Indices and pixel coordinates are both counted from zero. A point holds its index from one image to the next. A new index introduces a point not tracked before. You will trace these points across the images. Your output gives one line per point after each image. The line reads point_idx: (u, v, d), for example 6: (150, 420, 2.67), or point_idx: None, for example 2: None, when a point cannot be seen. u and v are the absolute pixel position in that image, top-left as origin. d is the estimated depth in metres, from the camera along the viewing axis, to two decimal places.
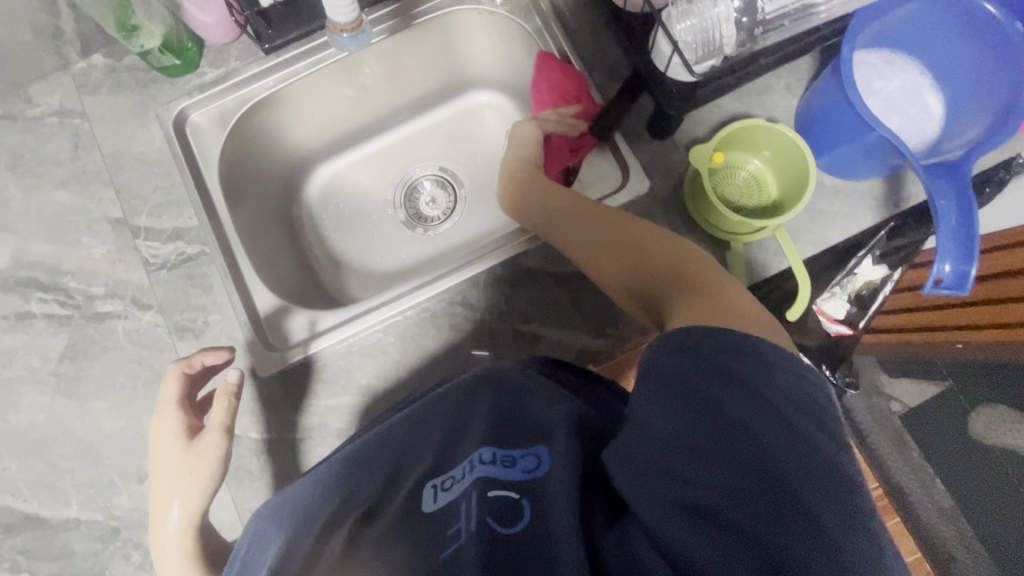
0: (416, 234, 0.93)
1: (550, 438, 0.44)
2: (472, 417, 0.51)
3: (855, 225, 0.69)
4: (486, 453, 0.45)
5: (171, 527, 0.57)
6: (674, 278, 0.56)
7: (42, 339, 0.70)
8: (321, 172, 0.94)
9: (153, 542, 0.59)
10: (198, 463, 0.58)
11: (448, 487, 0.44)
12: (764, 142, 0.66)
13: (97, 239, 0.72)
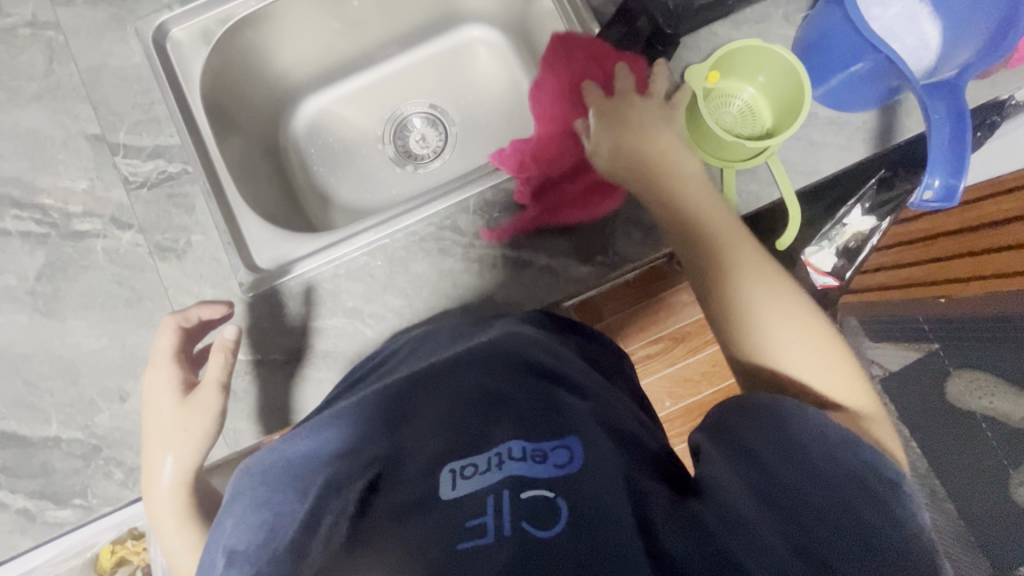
0: (406, 172, 0.91)
1: (578, 431, 0.42)
2: (487, 383, 0.47)
3: (848, 157, 0.68)
4: (516, 447, 0.39)
5: (166, 486, 0.58)
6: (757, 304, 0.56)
7: (18, 256, 0.68)
8: (309, 105, 0.91)
9: (148, 501, 0.59)
10: (194, 419, 0.58)
11: (470, 475, 0.38)
12: (759, 67, 0.65)
13: (74, 156, 0.70)
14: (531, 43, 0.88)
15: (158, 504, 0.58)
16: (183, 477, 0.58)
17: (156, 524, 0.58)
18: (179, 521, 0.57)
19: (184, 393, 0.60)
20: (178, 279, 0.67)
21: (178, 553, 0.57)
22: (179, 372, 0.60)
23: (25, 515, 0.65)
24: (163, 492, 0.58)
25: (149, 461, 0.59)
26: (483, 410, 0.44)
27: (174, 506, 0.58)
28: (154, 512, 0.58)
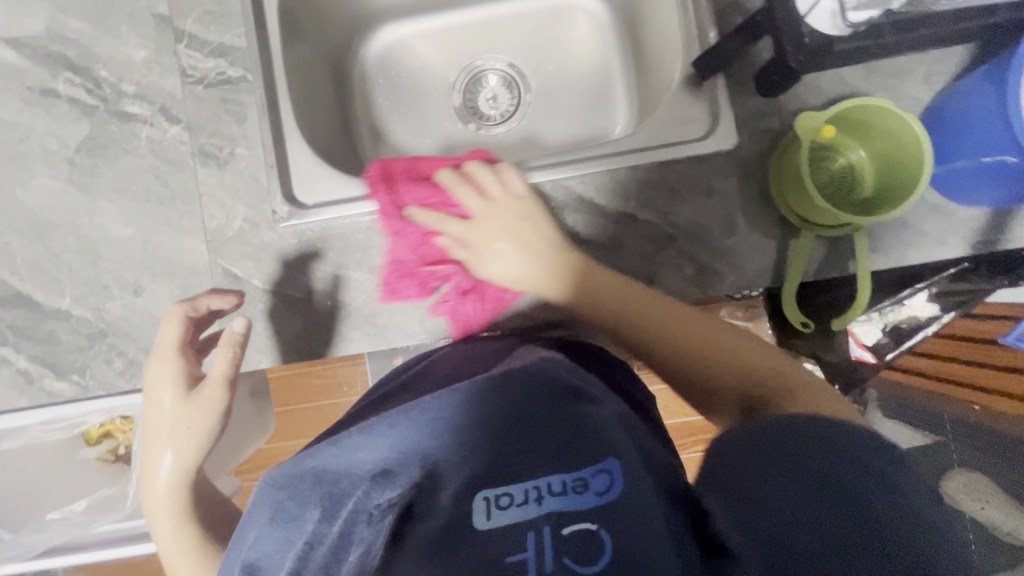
0: (467, 129, 0.86)
1: (619, 454, 0.37)
2: (537, 423, 0.40)
3: (941, 253, 0.62)
4: (555, 481, 0.36)
5: (166, 486, 0.56)
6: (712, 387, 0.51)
7: (63, 122, 0.66)
8: (387, 33, 0.86)
9: (149, 497, 0.57)
10: (200, 420, 0.56)
11: (505, 506, 0.36)
12: (879, 131, 0.58)
13: (137, 31, 0.66)
14: (637, 28, 0.81)
15: (156, 504, 0.56)
16: (181, 479, 0.56)
17: (156, 523, 0.57)
18: (176, 523, 0.56)
19: (188, 388, 0.57)
20: (215, 188, 0.65)
21: (175, 554, 0.56)
22: (184, 366, 0.57)
23: (25, 377, 0.66)
24: (164, 491, 0.56)
25: (147, 459, 0.57)
26: (526, 446, 0.39)
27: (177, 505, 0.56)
28: (156, 511, 0.56)
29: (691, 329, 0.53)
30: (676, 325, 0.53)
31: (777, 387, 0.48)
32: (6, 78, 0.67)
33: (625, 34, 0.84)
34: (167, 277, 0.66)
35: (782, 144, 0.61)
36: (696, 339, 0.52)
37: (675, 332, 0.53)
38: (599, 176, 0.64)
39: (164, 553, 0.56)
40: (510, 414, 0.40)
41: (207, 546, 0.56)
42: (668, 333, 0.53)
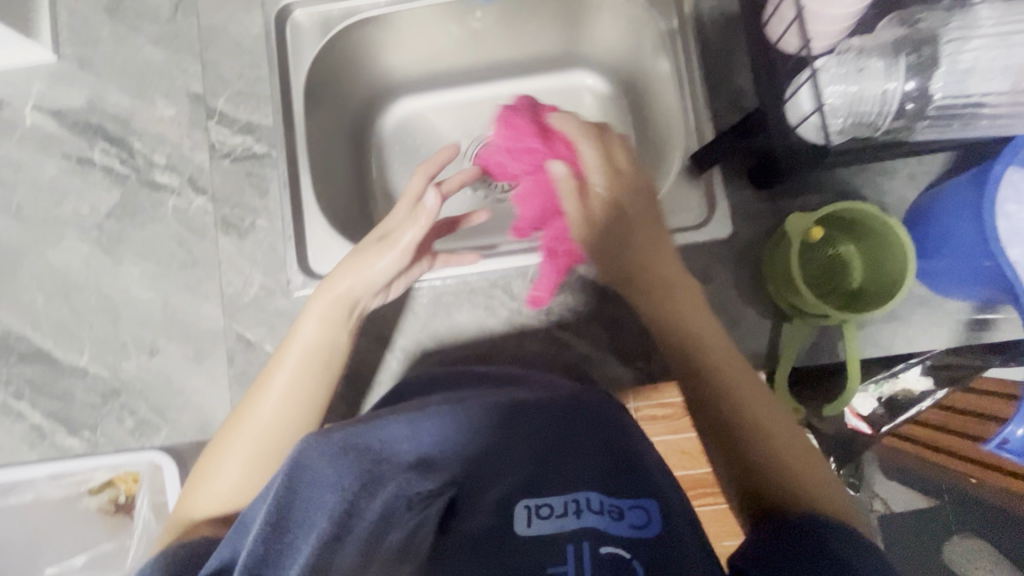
0: (475, 197, 0.85)
1: (656, 495, 0.44)
2: (572, 459, 0.48)
3: (929, 342, 0.64)
4: (594, 499, 0.43)
5: (319, 339, 0.58)
6: (743, 429, 0.50)
7: (95, 189, 0.71)
8: (403, 104, 0.85)
9: (316, 305, 0.59)
10: (333, 346, 0.59)
11: (545, 516, 0.43)
12: (864, 229, 0.61)
13: (171, 107, 0.71)
14: (642, 102, 0.79)
15: (325, 297, 0.59)
16: (321, 368, 0.58)
17: (285, 355, 0.58)
18: (325, 319, 0.58)
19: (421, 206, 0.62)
20: (234, 256, 0.69)
21: (280, 401, 0.55)
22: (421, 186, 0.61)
23: (38, 431, 0.68)
24: (341, 287, 0.59)
25: (354, 256, 0.60)
26: (561, 453, 0.48)
27: (308, 371, 0.57)
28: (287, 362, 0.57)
29: (737, 372, 0.52)
30: (719, 358, 0.53)
31: (793, 460, 0.48)
32: (46, 146, 0.71)
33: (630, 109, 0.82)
34: (182, 338, 0.68)
35: (775, 237, 0.63)
36: (733, 376, 0.52)
37: (711, 359, 0.53)
38: None
39: (273, 379, 0.57)
40: (561, 434, 0.50)
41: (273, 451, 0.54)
42: (719, 360, 0.53)
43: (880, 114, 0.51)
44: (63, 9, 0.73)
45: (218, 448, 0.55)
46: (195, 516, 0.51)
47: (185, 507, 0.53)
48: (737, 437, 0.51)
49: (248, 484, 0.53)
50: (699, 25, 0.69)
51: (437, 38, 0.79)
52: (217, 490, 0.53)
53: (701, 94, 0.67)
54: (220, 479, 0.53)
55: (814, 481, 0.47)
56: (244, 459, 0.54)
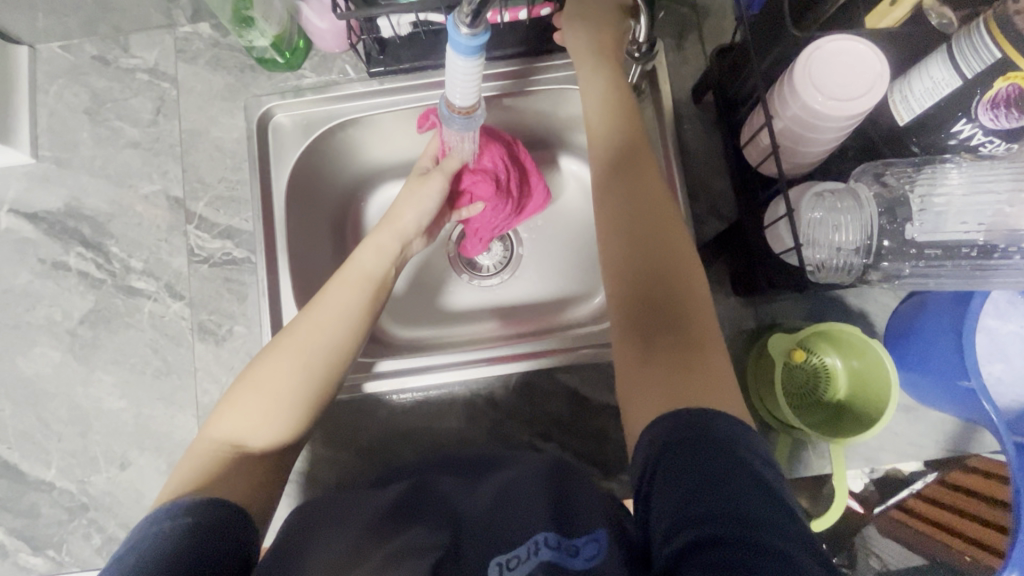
0: (461, 281, 0.82)
1: (606, 523, 0.45)
2: (524, 498, 0.49)
3: (913, 452, 0.64)
4: (551, 536, 0.44)
5: (368, 271, 0.61)
6: (657, 316, 0.47)
7: (70, 295, 0.69)
8: (382, 191, 0.80)
9: (378, 235, 0.63)
10: (380, 278, 0.61)
11: (514, 565, 0.44)
12: (851, 347, 0.59)
13: (151, 210, 0.71)
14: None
15: (348, 271, 0.61)
16: (373, 291, 0.60)
17: (322, 300, 0.58)
18: (335, 295, 0.58)
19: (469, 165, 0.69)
20: (210, 364, 0.67)
21: (317, 333, 0.56)
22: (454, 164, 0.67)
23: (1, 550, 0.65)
24: (399, 223, 0.64)
25: (397, 204, 0.66)
26: (518, 498, 0.49)
27: (355, 286, 0.59)
28: (321, 304, 0.57)
29: (680, 263, 0.49)
30: (658, 247, 0.50)
31: (694, 346, 0.45)
32: (20, 250, 0.70)
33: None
34: (155, 450, 0.66)
35: (757, 350, 0.63)
36: (682, 274, 0.49)
37: (650, 246, 0.50)
38: (582, 368, 0.67)
39: (307, 320, 0.56)
40: (520, 483, 0.51)
41: (285, 390, 0.53)
42: (653, 244, 0.50)
43: (852, 262, 0.49)
44: (44, 111, 0.73)
45: (242, 389, 0.53)
46: (221, 440, 0.51)
47: (207, 432, 0.52)
48: (658, 316, 0.47)
49: (268, 422, 0.53)
50: (682, 131, 0.69)
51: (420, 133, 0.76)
52: (239, 425, 0.52)
53: (686, 202, 0.66)
54: (230, 419, 0.52)
55: (711, 377, 0.43)
56: (258, 400, 0.53)
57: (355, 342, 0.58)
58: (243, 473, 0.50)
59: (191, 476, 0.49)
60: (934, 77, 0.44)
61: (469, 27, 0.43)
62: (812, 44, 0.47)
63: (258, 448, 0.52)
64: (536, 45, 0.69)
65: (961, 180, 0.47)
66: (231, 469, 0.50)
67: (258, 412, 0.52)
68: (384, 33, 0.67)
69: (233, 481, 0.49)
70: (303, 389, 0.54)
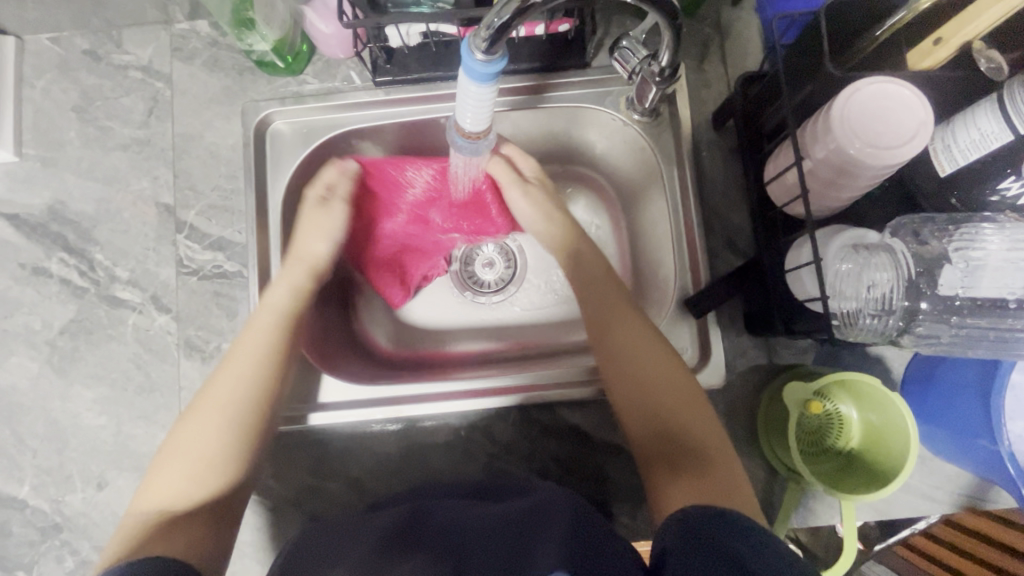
0: (464, 300, 0.78)
1: None
2: (541, 532, 0.46)
3: (927, 506, 0.61)
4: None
5: (273, 310, 0.59)
6: (655, 430, 0.53)
7: (50, 303, 0.66)
8: None
9: (287, 273, 0.62)
10: (291, 315, 0.60)
11: None
12: (871, 400, 0.56)
13: (140, 217, 0.67)
14: (639, 221, 0.72)
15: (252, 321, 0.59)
16: (285, 330, 0.58)
17: (230, 358, 0.56)
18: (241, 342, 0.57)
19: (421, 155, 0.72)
20: (195, 383, 0.64)
21: (226, 393, 0.54)
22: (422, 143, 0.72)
23: None
24: (304, 262, 0.64)
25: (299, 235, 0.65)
26: (528, 540, 0.45)
27: (263, 327, 0.58)
28: (226, 366, 0.56)
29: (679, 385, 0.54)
30: (647, 369, 0.55)
31: (704, 461, 0.50)
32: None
33: (627, 224, 0.75)
34: (134, 472, 0.63)
35: (772, 397, 0.60)
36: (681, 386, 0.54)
37: (647, 380, 0.55)
38: (587, 403, 0.64)
39: (216, 381, 0.55)
40: (535, 531, 0.46)
41: (198, 452, 0.51)
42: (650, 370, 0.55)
43: (886, 324, 0.46)
44: (29, 106, 0.69)
45: (164, 459, 0.52)
46: (152, 509, 0.49)
47: (138, 503, 0.50)
48: (667, 444, 0.52)
49: (195, 484, 0.50)
50: (700, 158, 0.66)
51: (427, 144, 0.73)
52: (168, 489, 0.50)
53: (700, 232, 0.63)
54: (157, 490, 0.50)
55: (720, 483, 0.48)
56: (178, 466, 0.51)
57: (259, 379, 0.56)
58: (186, 533, 0.48)
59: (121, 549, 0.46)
60: (982, 130, 0.42)
61: (484, 53, 0.40)
62: (851, 85, 0.44)
63: (188, 507, 0.49)
64: (553, 61, 0.65)
65: (1002, 245, 0.44)
66: (165, 531, 0.47)
67: (181, 476, 0.50)
68: (392, 42, 0.63)
69: (165, 542, 0.46)
70: (218, 451, 0.52)
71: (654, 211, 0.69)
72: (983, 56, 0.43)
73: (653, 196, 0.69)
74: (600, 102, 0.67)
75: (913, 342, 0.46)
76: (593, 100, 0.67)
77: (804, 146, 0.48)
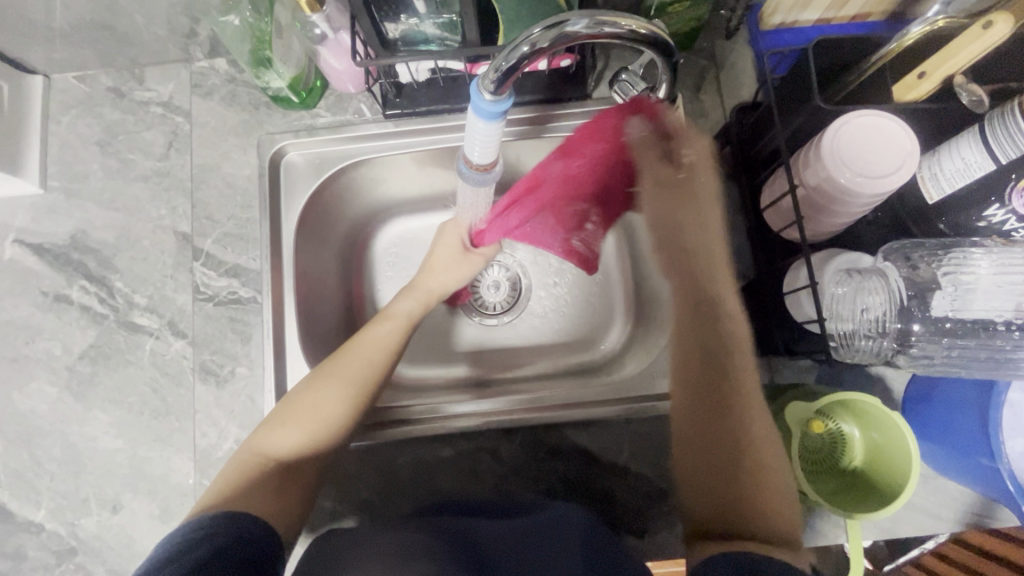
0: (471, 322, 0.80)
1: None
2: (557, 540, 0.48)
3: (932, 525, 0.62)
4: None
5: (407, 313, 0.65)
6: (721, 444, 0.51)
7: (70, 329, 0.68)
8: (396, 226, 0.80)
9: (410, 289, 0.68)
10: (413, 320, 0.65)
11: None
12: (871, 420, 0.57)
13: (158, 245, 0.70)
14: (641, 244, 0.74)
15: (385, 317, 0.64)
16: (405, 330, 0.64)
17: (362, 337, 0.61)
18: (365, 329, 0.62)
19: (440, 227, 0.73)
20: (209, 406, 0.65)
21: (355, 368, 0.58)
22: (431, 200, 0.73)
23: None
24: (427, 289, 0.69)
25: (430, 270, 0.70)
26: (543, 555, 0.47)
27: (400, 328, 0.63)
28: (359, 341, 0.61)
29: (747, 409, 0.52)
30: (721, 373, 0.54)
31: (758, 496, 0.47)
32: (23, 282, 0.69)
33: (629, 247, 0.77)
34: (149, 494, 0.64)
35: (774, 416, 0.61)
36: (751, 405, 0.52)
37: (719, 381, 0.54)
38: (593, 423, 0.65)
39: (345, 353, 0.59)
40: (551, 545, 0.47)
41: (318, 418, 0.55)
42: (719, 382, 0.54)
43: (881, 345, 0.48)
44: (55, 141, 0.72)
45: (285, 414, 0.55)
46: (263, 454, 0.52)
47: (253, 445, 0.54)
48: (723, 460, 0.50)
49: (306, 446, 0.54)
50: None
51: (435, 172, 0.76)
52: (280, 442, 0.53)
53: None
54: (278, 436, 0.54)
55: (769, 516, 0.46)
56: (302, 418, 0.54)
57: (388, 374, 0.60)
58: (264, 489, 0.49)
59: (232, 482, 0.49)
60: (966, 159, 0.44)
61: (492, 93, 0.43)
62: (840, 118, 0.46)
63: (296, 463, 0.53)
64: (556, 93, 0.68)
65: (990, 268, 0.46)
66: (265, 479, 0.50)
67: (301, 429, 0.54)
68: (402, 78, 0.66)
69: (256, 494, 0.48)
70: (336, 419, 0.55)
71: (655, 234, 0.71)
72: (965, 88, 0.45)
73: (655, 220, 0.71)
74: None
75: (908, 361, 0.48)
76: None
77: (797, 174, 0.50)
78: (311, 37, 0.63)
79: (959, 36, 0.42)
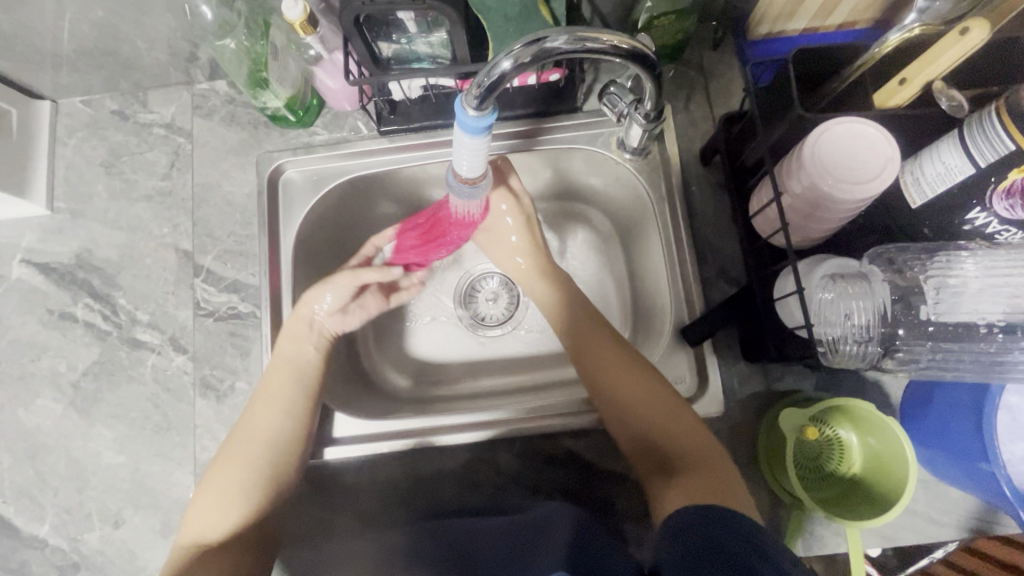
0: (468, 334, 0.81)
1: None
2: (542, 542, 0.45)
3: (934, 532, 0.61)
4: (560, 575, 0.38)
5: (302, 353, 0.63)
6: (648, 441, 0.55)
7: (75, 346, 0.70)
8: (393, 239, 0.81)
9: (292, 323, 0.65)
10: (308, 358, 0.63)
11: None
12: (866, 424, 0.57)
13: (160, 263, 0.71)
14: (634, 253, 0.75)
15: (277, 366, 0.62)
16: (299, 373, 0.62)
17: (257, 395, 0.60)
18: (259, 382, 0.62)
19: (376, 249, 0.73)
20: (210, 420, 0.66)
21: (246, 440, 0.58)
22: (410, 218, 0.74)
23: None
24: (324, 317, 0.66)
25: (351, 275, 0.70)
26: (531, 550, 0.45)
27: (287, 372, 0.61)
28: (253, 404, 0.60)
29: (659, 397, 0.56)
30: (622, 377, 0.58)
31: (693, 465, 0.51)
32: (29, 302, 0.71)
33: (623, 257, 0.77)
34: (150, 509, 0.65)
35: (769, 423, 0.61)
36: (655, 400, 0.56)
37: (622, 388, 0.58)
38: (589, 433, 0.65)
39: (239, 424, 0.59)
40: (537, 542, 0.45)
41: (233, 491, 0.55)
42: (612, 380, 0.59)
43: (867, 350, 0.49)
44: (61, 164, 0.75)
45: (202, 496, 0.56)
46: (189, 541, 0.54)
47: (184, 536, 0.55)
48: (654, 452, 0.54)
49: (224, 517, 0.54)
50: (689, 192, 0.68)
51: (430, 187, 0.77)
52: (204, 523, 0.54)
53: (692, 264, 0.65)
54: (202, 520, 0.55)
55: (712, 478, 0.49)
56: (216, 502, 0.55)
57: (284, 426, 0.59)
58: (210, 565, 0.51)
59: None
60: (947, 163, 0.44)
61: (476, 109, 0.44)
62: (822, 126, 0.47)
63: (227, 535, 0.54)
64: (547, 107, 0.70)
65: (976, 269, 0.47)
66: (205, 560, 0.52)
67: (217, 509, 0.55)
68: (395, 95, 0.68)
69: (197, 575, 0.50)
70: (246, 484, 0.56)
71: (648, 243, 0.71)
72: (943, 95, 0.47)
73: (647, 229, 0.72)
74: (592, 142, 0.71)
75: (895, 365, 0.49)
76: (586, 141, 0.71)
77: (782, 181, 0.51)
78: (307, 58, 0.65)
79: (937, 43, 0.43)
